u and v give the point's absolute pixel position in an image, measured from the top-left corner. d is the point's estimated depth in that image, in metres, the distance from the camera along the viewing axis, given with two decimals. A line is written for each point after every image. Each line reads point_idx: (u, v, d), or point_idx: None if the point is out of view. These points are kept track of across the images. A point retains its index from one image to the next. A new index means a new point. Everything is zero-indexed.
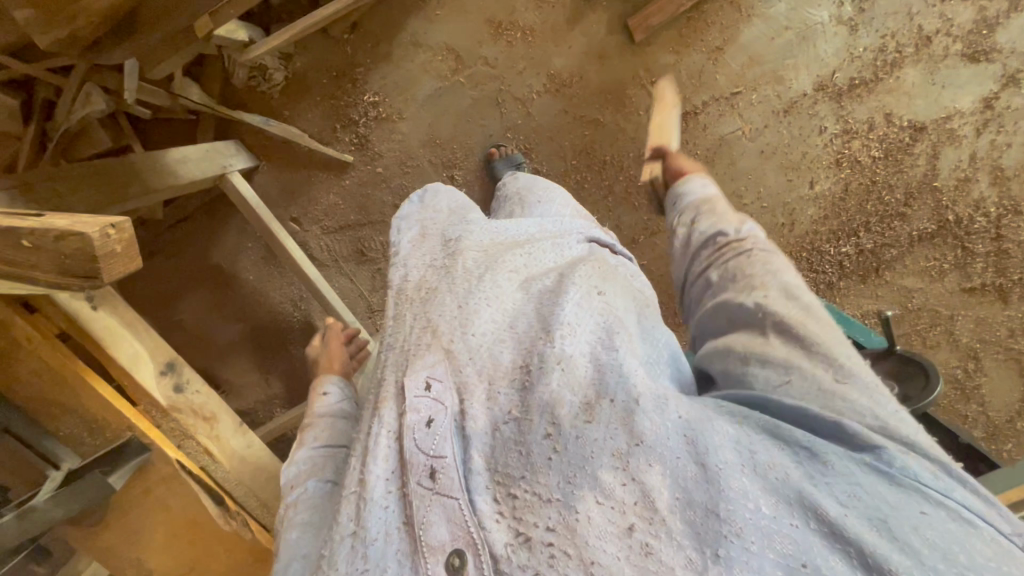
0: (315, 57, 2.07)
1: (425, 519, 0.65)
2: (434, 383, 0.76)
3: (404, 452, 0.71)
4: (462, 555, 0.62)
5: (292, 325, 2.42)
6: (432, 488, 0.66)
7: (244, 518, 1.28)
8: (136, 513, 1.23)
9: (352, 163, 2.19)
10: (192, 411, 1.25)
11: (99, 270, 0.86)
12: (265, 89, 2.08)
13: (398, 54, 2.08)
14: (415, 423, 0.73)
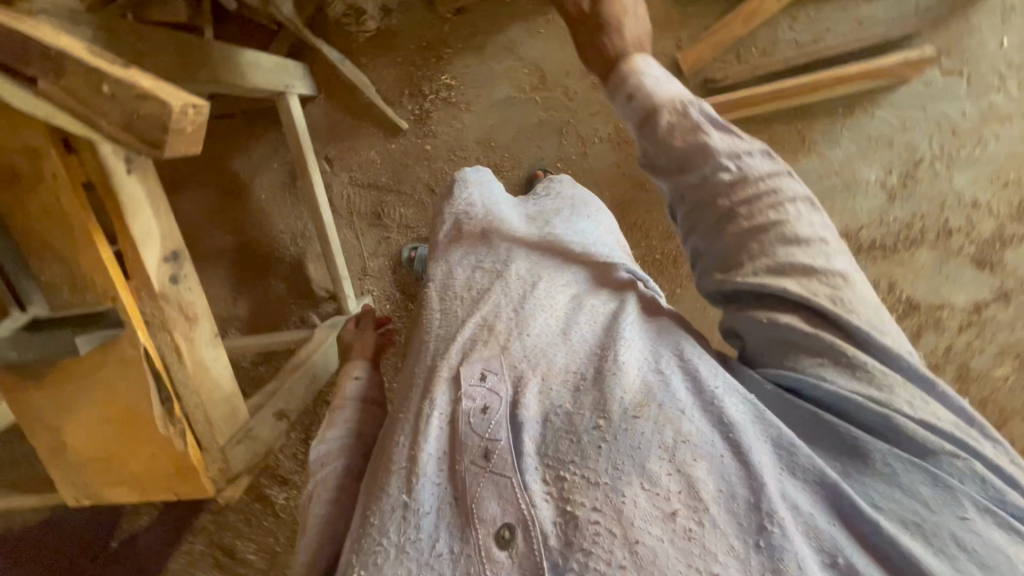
0: (412, 21, 2.12)
1: (477, 494, 0.77)
2: (489, 375, 0.88)
3: (457, 438, 0.82)
4: (510, 526, 0.73)
5: (282, 258, 2.33)
6: (487, 467, 0.78)
7: (182, 427, 1.25)
8: (83, 381, 1.20)
9: (405, 130, 2.21)
10: (178, 305, 1.22)
11: (166, 142, 0.91)
12: (355, 29, 2.13)
13: (489, 52, 2.13)
14: (471, 411, 0.84)
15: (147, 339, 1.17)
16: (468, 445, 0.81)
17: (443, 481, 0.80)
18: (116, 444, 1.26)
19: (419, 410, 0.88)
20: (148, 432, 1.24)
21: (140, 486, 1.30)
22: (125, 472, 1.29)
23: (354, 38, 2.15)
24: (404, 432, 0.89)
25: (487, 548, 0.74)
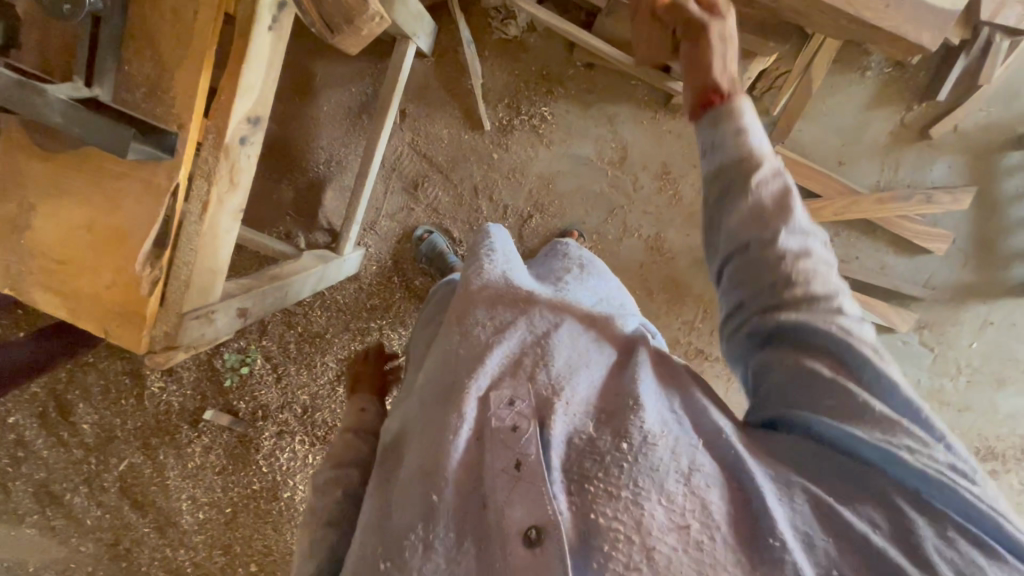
0: (546, 49, 2.20)
1: (507, 501, 0.75)
2: (518, 401, 0.84)
3: (485, 454, 0.80)
4: (538, 525, 0.73)
5: (305, 171, 2.28)
6: (517, 474, 0.77)
7: (159, 275, 1.18)
8: (95, 179, 1.13)
9: (484, 130, 2.27)
10: (230, 165, 1.18)
11: (344, 33, 1.07)
12: (495, 28, 2.16)
13: (593, 111, 2.25)
14: (500, 424, 0.81)
15: (186, 176, 1.14)
16: (499, 455, 0.79)
17: (466, 486, 0.79)
18: (81, 258, 1.16)
19: (441, 421, 0.85)
20: (124, 262, 1.16)
21: (77, 310, 1.18)
22: (68, 287, 1.18)
23: (488, 33, 2.20)
24: (428, 442, 0.84)
25: (514, 550, 0.72)
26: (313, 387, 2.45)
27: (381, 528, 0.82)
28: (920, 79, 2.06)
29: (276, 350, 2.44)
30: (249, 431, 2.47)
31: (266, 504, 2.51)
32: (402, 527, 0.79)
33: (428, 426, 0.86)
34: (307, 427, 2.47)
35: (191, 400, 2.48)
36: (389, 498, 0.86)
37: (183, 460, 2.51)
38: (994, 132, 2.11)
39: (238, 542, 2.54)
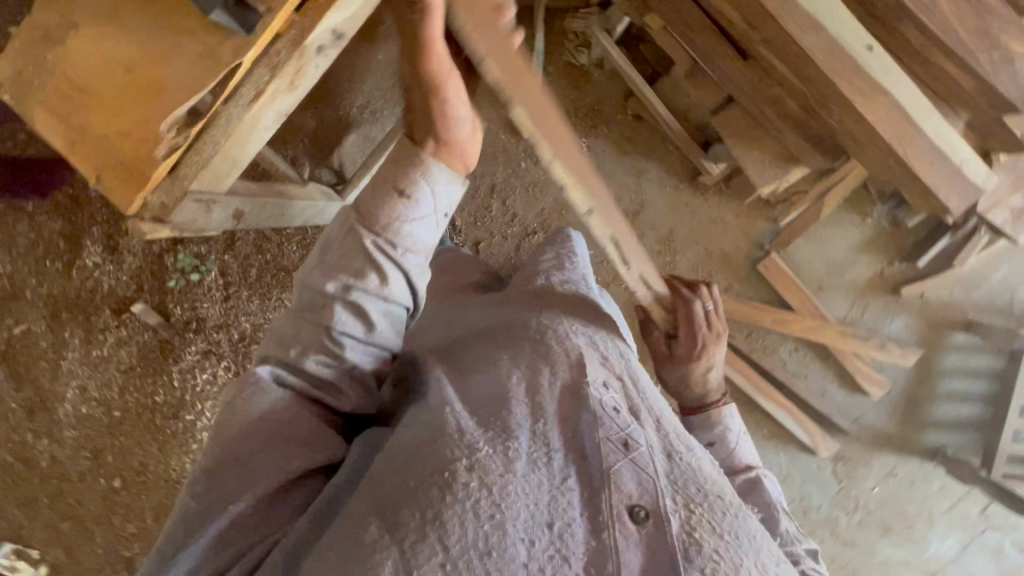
0: (606, 89, 2.25)
1: (620, 475, 0.87)
2: (613, 392, 1.02)
3: (585, 413, 0.95)
4: (647, 508, 0.85)
5: (338, 106, 2.22)
6: (630, 455, 0.90)
7: (178, 142, 1.11)
8: (155, 25, 1.08)
9: (521, 139, 2.34)
10: (297, 66, 1.12)
11: None
12: (567, 51, 2.21)
13: (626, 158, 2.30)
14: (604, 402, 0.98)
15: (250, 60, 1.07)
16: (610, 432, 0.93)
17: (573, 441, 0.92)
18: (109, 97, 1.10)
19: (540, 370, 1.02)
20: (149, 118, 1.09)
21: (82, 145, 1.12)
22: (83, 123, 1.12)
23: (559, 52, 2.22)
24: (523, 376, 1.00)
25: (623, 521, 0.83)
26: (258, 317, 2.31)
27: (463, 421, 0.92)
28: (908, 241, 2.27)
29: (234, 269, 2.31)
30: (174, 340, 2.28)
31: (160, 420, 2.30)
32: (501, 432, 0.89)
33: (502, 355, 1.07)
34: (237, 356, 2.29)
35: (125, 288, 2.31)
36: (472, 406, 0.95)
37: (90, 345, 2.33)
38: (954, 311, 2.32)
39: (111, 447, 2.38)
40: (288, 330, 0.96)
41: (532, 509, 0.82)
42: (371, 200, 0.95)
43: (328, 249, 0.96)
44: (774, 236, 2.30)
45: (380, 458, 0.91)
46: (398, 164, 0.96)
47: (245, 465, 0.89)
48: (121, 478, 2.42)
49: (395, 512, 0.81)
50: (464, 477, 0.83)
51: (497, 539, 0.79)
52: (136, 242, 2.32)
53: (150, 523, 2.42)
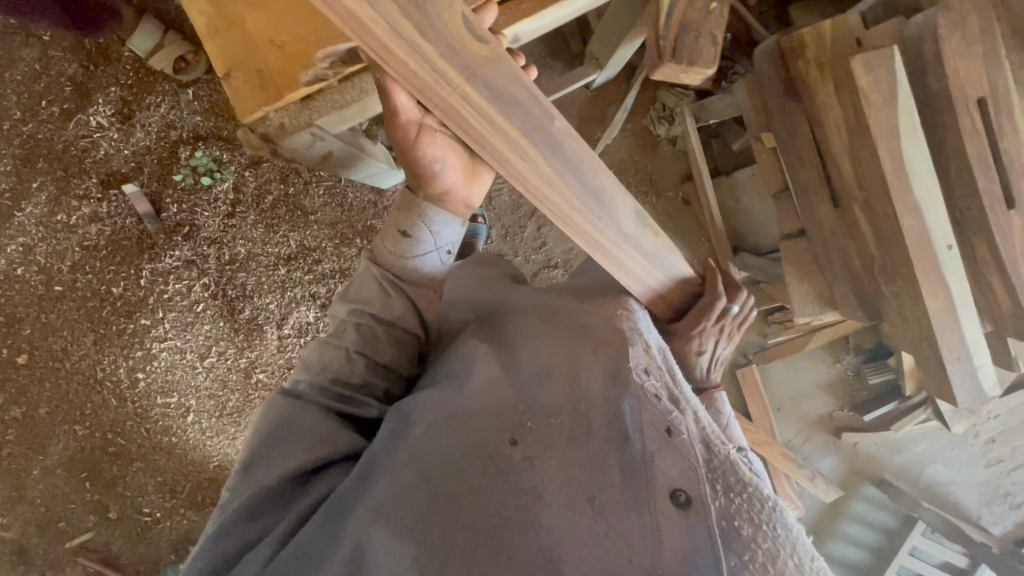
0: (668, 164, 2.36)
1: (659, 459, 0.84)
2: (652, 381, 0.98)
3: (626, 397, 0.92)
4: (689, 493, 0.81)
5: None
6: (670, 441, 0.86)
7: (321, 72, 1.03)
8: None
9: None
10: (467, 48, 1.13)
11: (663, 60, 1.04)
12: (649, 118, 2.29)
13: (661, 233, 2.40)
14: (645, 388, 0.95)
15: None
16: (652, 419, 0.89)
17: (615, 423, 0.89)
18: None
19: (583, 356, 1.01)
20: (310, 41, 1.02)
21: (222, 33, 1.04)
22: (238, 12, 1.04)
23: (642, 116, 2.31)
24: (572, 359, 1.01)
25: (666, 506, 0.80)
26: (256, 246, 2.16)
27: (509, 398, 0.94)
28: (864, 394, 2.53)
29: (250, 188, 2.16)
30: (158, 237, 2.09)
31: (106, 314, 2.09)
32: (548, 411, 0.91)
33: (549, 339, 1.08)
34: (220, 278, 2.12)
35: (123, 163, 2.09)
36: (517, 386, 0.98)
37: (54, 207, 2.07)
38: (875, 465, 2.61)
39: (35, 320, 2.15)
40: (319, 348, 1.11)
41: (571, 486, 0.82)
42: (386, 244, 1.12)
43: (361, 283, 1.14)
44: (758, 350, 2.52)
45: (424, 417, 0.95)
46: (407, 209, 1.11)
47: (287, 437, 0.97)
48: (26, 355, 2.18)
49: (443, 485, 0.84)
50: (509, 450, 0.86)
51: (536, 510, 0.80)
52: (153, 120, 2.10)
53: (43, 414, 2.26)
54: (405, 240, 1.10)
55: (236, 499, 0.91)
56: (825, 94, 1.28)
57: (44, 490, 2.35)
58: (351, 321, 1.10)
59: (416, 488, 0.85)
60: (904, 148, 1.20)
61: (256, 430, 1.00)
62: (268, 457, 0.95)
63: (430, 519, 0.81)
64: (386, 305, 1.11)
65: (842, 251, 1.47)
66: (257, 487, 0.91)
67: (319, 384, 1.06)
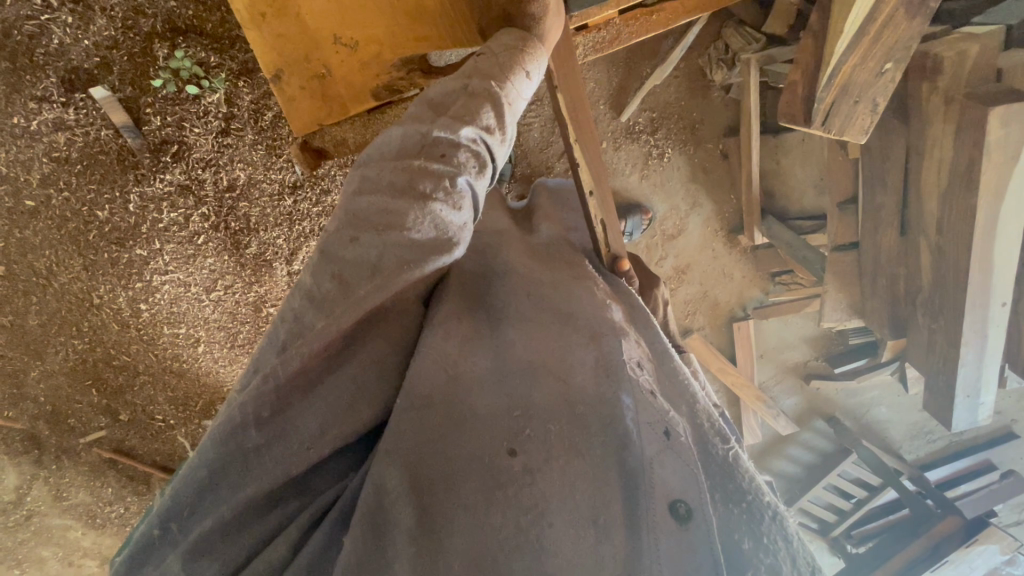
0: (715, 112, 2.17)
1: (660, 472, 0.83)
2: (641, 368, 0.95)
3: (623, 396, 0.88)
4: (689, 505, 0.81)
5: None
6: (669, 445, 0.85)
7: (391, 82, 1.23)
8: None
9: (617, 119, 2.10)
10: (596, 44, 1.45)
11: (795, 101, 1.33)
12: (706, 57, 2.05)
13: (694, 186, 2.29)
14: (639, 384, 0.91)
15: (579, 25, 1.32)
16: (651, 418, 0.87)
17: (613, 429, 0.85)
18: (345, 9, 1.16)
19: (572, 346, 0.95)
20: (381, 52, 1.20)
21: (290, 50, 1.20)
22: (292, 31, 1.18)
23: (698, 54, 2.06)
24: (560, 351, 0.94)
25: (666, 521, 0.79)
26: (257, 172, 1.91)
27: (502, 402, 0.87)
28: (840, 350, 2.72)
29: (245, 101, 1.82)
30: (143, 157, 1.84)
31: (93, 238, 1.92)
32: (546, 414, 0.86)
33: (537, 320, 0.99)
34: (220, 208, 1.94)
35: (84, 58, 1.71)
36: (506, 382, 0.89)
37: (8, 107, 1.73)
38: (827, 402, 2.94)
39: (7, 234, 1.90)
40: (378, 190, 0.80)
41: (574, 506, 0.80)
42: (496, 65, 0.91)
43: (444, 106, 0.86)
44: (758, 305, 2.58)
45: (410, 396, 0.85)
46: (518, 43, 0.94)
47: (328, 379, 0.83)
48: (4, 267, 1.95)
49: (438, 503, 0.80)
50: (507, 462, 0.82)
51: (537, 531, 0.78)
52: (116, 2, 1.66)
53: (33, 325, 2.06)
54: (521, 76, 0.92)
55: (248, 477, 0.78)
56: (940, 132, 1.26)
57: (45, 390, 2.19)
58: (446, 139, 0.82)
59: (408, 503, 0.79)
60: (1002, 205, 1.20)
61: (294, 358, 0.77)
62: (296, 409, 0.81)
63: (428, 542, 0.78)
64: (498, 140, 0.89)
65: (891, 275, 1.52)
66: (266, 454, 0.79)
67: (378, 262, 0.78)
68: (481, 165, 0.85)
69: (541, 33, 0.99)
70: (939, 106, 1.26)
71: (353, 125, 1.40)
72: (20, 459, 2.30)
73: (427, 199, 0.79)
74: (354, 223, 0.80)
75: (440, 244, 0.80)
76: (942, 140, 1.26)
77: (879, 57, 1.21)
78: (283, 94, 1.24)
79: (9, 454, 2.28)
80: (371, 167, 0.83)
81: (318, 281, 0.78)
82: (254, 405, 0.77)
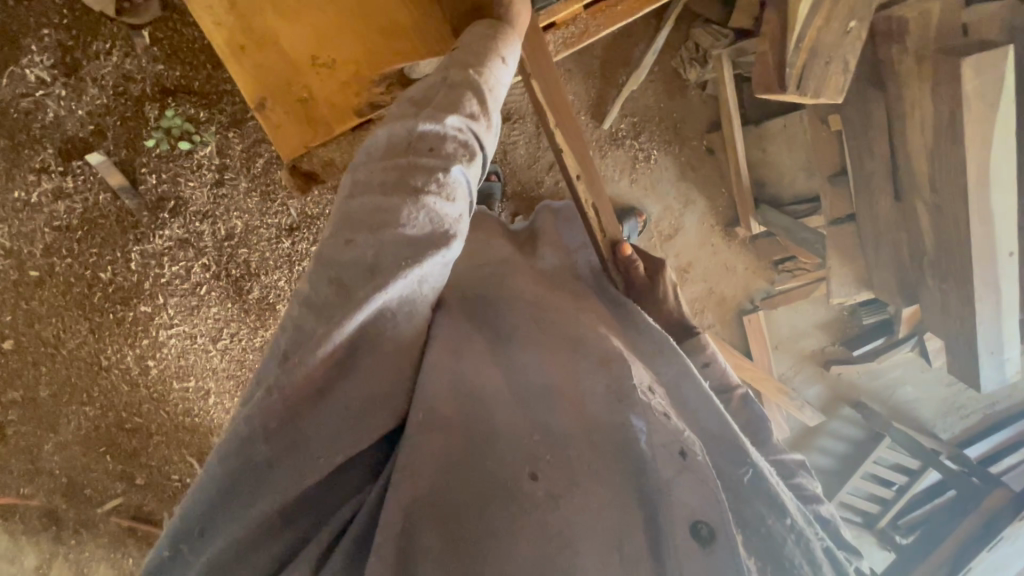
0: (694, 110, 2.21)
1: (682, 492, 0.80)
2: (655, 394, 0.94)
3: (637, 419, 0.87)
4: (712, 524, 0.78)
5: None
6: (686, 464, 0.83)
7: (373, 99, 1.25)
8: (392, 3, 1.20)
9: (600, 128, 2.14)
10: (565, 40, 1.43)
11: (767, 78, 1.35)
12: (679, 59, 2.10)
13: (684, 184, 2.31)
14: (652, 407, 0.90)
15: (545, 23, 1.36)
16: (666, 439, 0.85)
17: (629, 452, 0.83)
18: (323, 36, 1.21)
19: (582, 372, 0.94)
20: (360, 72, 1.23)
21: (276, 80, 1.23)
22: (273, 63, 1.22)
23: (670, 56, 2.12)
24: (571, 376, 0.94)
25: (689, 545, 0.77)
26: (253, 218, 1.94)
27: (525, 421, 0.86)
28: (854, 331, 2.67)
29: (236, 151, 1.86)
30: (142, 216, 1.87)
31: (98, 300, 1.94)
32: (558, 442, 0.83)
33: (544, 348, 0.98)
34: (219, 257, 1.96)
35: (79, 127, 1.77)
36: (526, 407, 0.88)
37: (9, 182, 1.79)
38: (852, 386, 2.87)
39: (14, 307, 1.93)
40: (370, 191, 0.81)
41: (598, 532, 0.76)
42: (472, 54, 0.93)
43: (427, 99, 0.88)
44: (765, 295, 2.56)
45: (430, 419, 0.83)
46: (490, 33, 0.98)
47: (338, 385, 0.79)
48: (13, 341, 1.98)
49: (467, 531, 0.76)
50: (531, 487, 0.78)
51: (564, 561, 0.73)
52: (105, 71, 1.73)
53: (45, 396, 2.06)
54: (497, 62, 0.94)
55: (258, 494, 0.76)
56: (917, 92, 1.28)
57: (60, 463, 2.17)
58: (440, 129, 0.84)
59: (433, 528, 0.76)
60: (992, 154, 1.20)
61: (299, 369, 0.74)
62: (308, 420, 0.77)
63: (453, 568, 0.73)
64: (483, 127, 0.89)
65: (893, 241, 1.52)
66: (283, 465, 0.76)
67: (389, 258, 0.78)
68: (470, 153, 0.86)
69: (511, 17, 1.03)
70: (911, 66, 1.28)
71: (340, 144, 1.31)
72: (37, 536, 2.26)
73: (419, 193, 0.80)
74: (348, 226, 0.80)
75: (436, 239, 0.81)
76: (919, 98, 1.28)
77: (842, 19, 1.26)
78: (267, 118, 1.25)
79: (27, 532, 2.25)
80: (361, 171, 0.83)
81: (315, 287, 0.78)
82: (262, 416, 0.74)
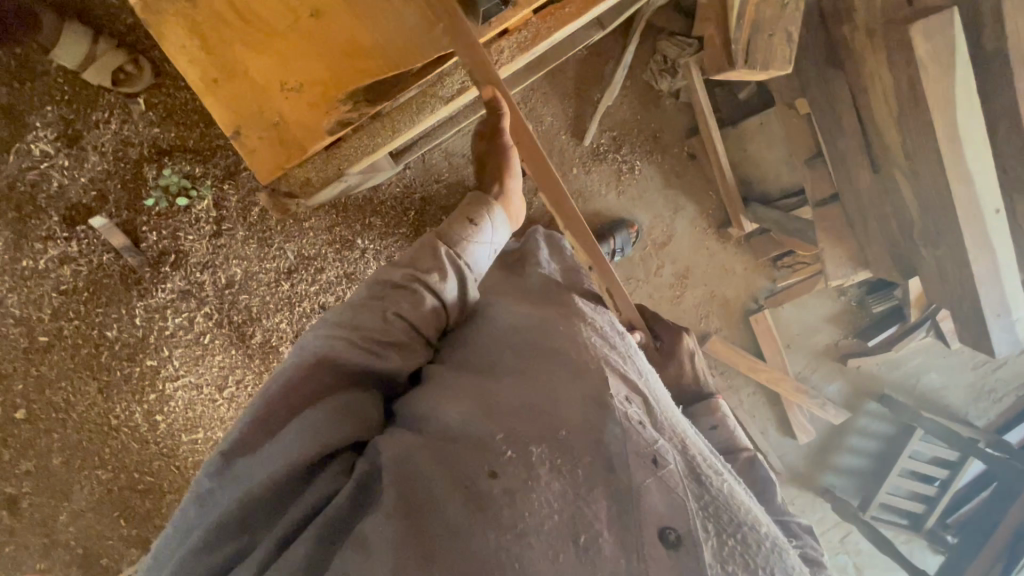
0: (671, 119, 2.27)
1: (648, 496, 0.70)
2: (633, 400, 0.83)
3: (610, 420, 0.77)
4: (680, 531, 0.69)
5: None
6: (658, 472, 0.73)
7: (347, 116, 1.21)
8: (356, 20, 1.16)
9: (582, 145, 2.20)
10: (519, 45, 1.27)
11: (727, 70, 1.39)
12: (649, 71, 2.17)
13: (671, 191, 2.34)
14: (629, 411, 0.79)
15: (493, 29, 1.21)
16: (638, 445, 0.75)
17: (602, 448, 0.74)
18: (286, 56, 1.16)
19: (556, 375, 0.84)
20: (329, 90, 1.19)
21: (244, 106, 1.19)
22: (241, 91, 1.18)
23: (641, 70, 2.19)
24: (544, 379, 0.84)
25: (652, 549, 0.68)
26: (252, 264, 1.99)
27: (482, 428, 0.77)
28: (866, 322, 2.62)
29: (232, 203, 1.94)
30: (144, 271, 1.93)
31: (105, 359, 1.98)
32: (528, 437, 0.76)
33: (513, 352, 0.90)
34: (221, 305, 2.00)
35: (82, 194, 1.85)
36: (492, 413, 0.79)
37: (16, 253, 1.86)
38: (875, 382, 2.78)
39: (25, 374, 1.96)
40: (352, 305, 0.87)
41: (552, 530, 0.68)
42: (460, 221, 0.99)
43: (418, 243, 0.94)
44: (768, 294, 2.54)
45: (396, 436, 0.78)
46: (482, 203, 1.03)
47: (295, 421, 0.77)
48: (24, 410, 1.99)
49: (418, 534, 0.68)
50: (487, 484, 0.71)
51: (512, 556, 0.65)
52: (104, 139, 1.82)
53: (57, 464, 2.06)
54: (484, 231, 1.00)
55: (220, 498, 0.73)
56: (875, 64, 1.31)
57: (75, 533, 2.14)
58: (424, 282, 0.90)
59: (391, 520, 0.68)
60: (958, 113, 1.20)
61: (276, 382, 0.78)
62: (267, 447, 0.75)
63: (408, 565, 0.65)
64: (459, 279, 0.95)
65: (879, 215, 1.57)
66: (240, 487, 0.72)
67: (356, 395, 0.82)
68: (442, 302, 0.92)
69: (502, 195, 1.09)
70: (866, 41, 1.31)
71: (315, 163, 1.29)
72: None
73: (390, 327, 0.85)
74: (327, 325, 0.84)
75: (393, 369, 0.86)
76: (879, 69, 1.30)
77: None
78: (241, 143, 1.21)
79: None
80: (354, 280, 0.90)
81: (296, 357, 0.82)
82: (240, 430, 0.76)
